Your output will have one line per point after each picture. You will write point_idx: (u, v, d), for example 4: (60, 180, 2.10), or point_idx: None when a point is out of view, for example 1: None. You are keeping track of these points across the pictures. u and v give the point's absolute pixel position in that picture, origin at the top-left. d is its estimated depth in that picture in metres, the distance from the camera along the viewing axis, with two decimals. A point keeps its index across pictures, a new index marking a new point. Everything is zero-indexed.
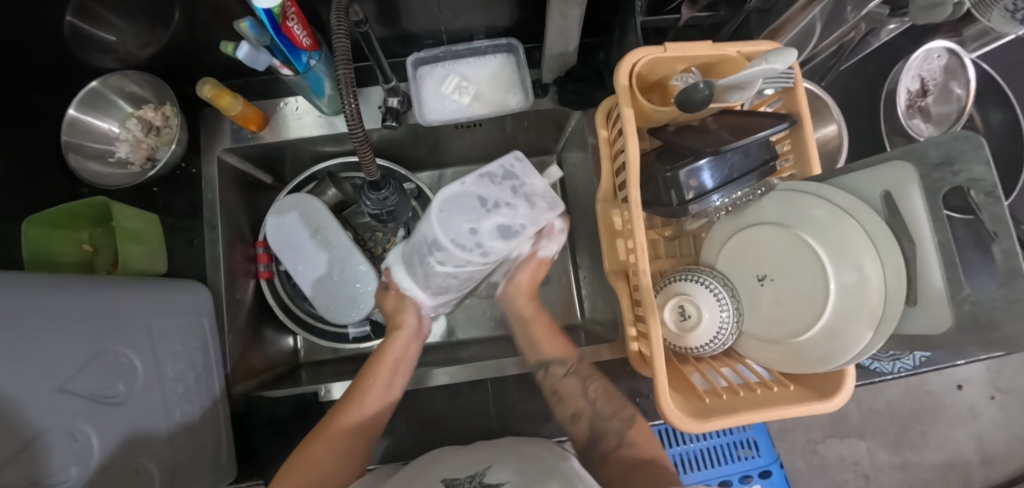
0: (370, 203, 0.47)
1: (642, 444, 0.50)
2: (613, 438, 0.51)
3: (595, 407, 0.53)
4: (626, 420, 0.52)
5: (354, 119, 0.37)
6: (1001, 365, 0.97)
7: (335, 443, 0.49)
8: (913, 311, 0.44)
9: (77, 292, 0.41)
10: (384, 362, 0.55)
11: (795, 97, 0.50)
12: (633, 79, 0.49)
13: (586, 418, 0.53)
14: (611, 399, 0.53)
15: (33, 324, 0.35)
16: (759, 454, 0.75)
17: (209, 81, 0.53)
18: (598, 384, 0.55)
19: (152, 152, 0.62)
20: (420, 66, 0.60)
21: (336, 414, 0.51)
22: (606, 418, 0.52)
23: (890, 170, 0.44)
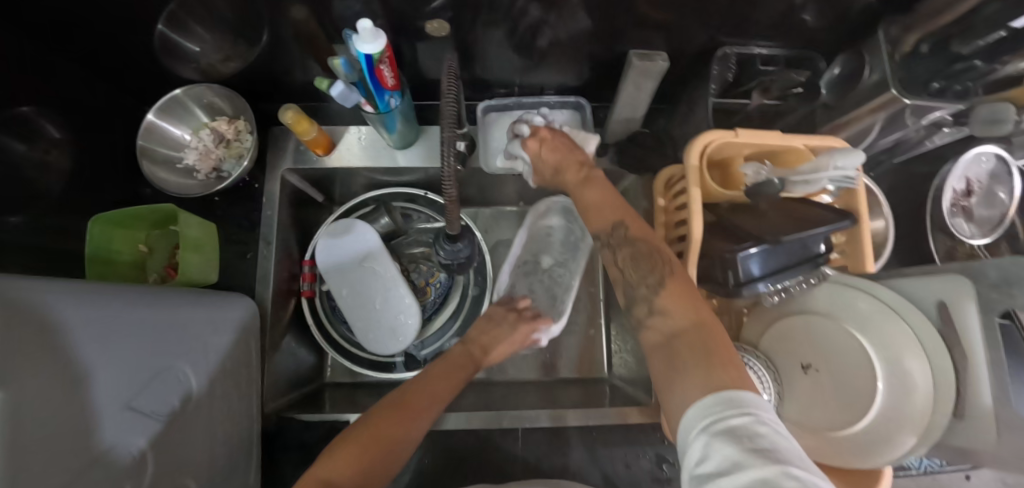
0: (443, 252, 0.45)
1: (676, 312, 0.42)
2: (645, 306, 0.44)
3: (626, 276, 0.47)
4: (655, 289, 0.44)
5: (448, 174, 0.37)
6: None
7: (401, 419, 0.47)
8: (959, 424, 0.43)
9: (147, 309, 0.42)
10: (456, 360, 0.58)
11: (856, 198, 0.52)
12: (702, 159, 0.51)
13: (621, 287, 0.48)
14: (641, 266, 0.46)
15: (104, 337, 0.36)
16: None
17: (291, 108, 0.55)
18: (629, 251, 0.47)
19: (219, 162, 0.63)
20: (489, 113, 0.63)
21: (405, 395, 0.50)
22: (635, 287, 0.46)
23: (947, 282, 0.45)
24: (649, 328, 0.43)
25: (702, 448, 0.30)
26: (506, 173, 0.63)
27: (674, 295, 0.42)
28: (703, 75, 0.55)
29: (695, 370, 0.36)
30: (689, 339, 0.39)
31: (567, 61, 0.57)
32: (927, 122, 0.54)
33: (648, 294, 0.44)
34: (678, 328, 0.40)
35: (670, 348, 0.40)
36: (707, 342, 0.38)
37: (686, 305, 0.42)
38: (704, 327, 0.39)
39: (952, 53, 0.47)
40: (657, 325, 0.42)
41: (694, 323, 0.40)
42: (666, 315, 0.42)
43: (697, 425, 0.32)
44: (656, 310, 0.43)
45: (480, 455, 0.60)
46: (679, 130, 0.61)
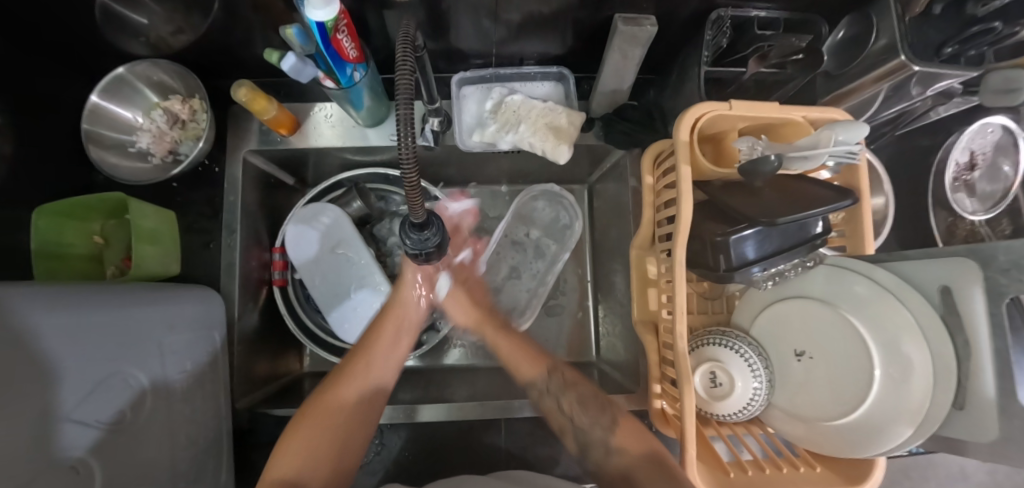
0: (408, 243, 0.41)
1: (630, 448, 0.49)
2: (601, 449, 0.50)
3: (576, 421, 0.53)
4: (609, 429, 0.51)
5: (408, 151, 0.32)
6: None
7: (352, 389, 0.51)
8: (957, 414, 0.42)
9: (85, 311, 0.39)
10: (389, 319, 0.57)
11: (856, 174, 0.48)
12: (693, 134, 0.47)
13: (572, 432, 0.53)
14: (590, 407, 0.53)
15: (56, 344, 0.35)
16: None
17: (245, 84, 0.50)
18: (574, 395, 0.54)
19: (175, 145, 0.59)
20: (466, 86, 0.58)
21: (345, 367, 0.52)
22: (586, 431, 0.52)
23: (951, 265, 0.43)
24: (610, 469, 0.49)
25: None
26: (484, 149, 0.57)
27: (626, 431, 0.50)
28: (695, 42, 0.50)
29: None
30: (649, 468, 0.46)
31: (548, 29, 0.52)
32: (933, 92, 0.50)
33: (604, 436, 0.51)
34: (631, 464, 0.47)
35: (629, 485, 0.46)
36: (659, 469, 0.45)
37: (638, 440, 0.49)
38: (656, 455, 0.47)
39: (966, 15, 0.43)
40: (617, 464, 0.48)
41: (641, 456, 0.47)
42: (622, 454, 0.49)
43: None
44: (614, 450, 0.49)
45: (463, 447, 0.60)
46: (670, 103, 0.57)
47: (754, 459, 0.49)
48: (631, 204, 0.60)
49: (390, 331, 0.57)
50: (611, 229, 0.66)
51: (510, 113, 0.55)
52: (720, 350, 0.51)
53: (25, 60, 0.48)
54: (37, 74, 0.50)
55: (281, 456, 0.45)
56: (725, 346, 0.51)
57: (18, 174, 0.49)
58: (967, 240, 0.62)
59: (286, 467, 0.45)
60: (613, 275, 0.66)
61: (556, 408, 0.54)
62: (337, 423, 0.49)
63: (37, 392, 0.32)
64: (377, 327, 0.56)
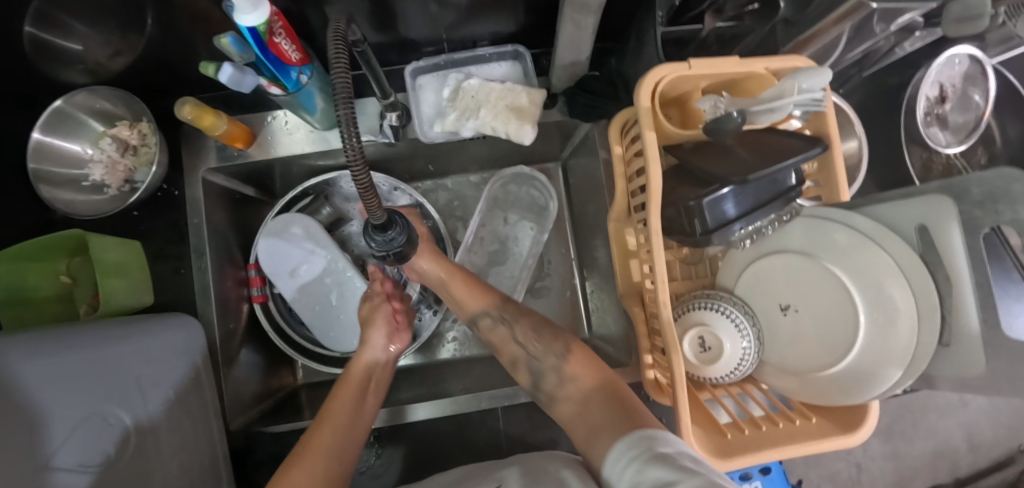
0: (374, 245, 0.40)
1: (584, 377, 0.45)
2: (554, 379, 0.46)
3: (527, 349, 0.49)
4: (562, 359, 0.47)
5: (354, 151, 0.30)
6: None
7: (319, 460, 0.40)
8: (945, 351, 0.42)
9: (45, 361, 0.38)
10: (351, 377, 0.49)
11: (823, 120, 0.47)
12: (655, 99, 0.46)
13: (523, 363, 0.49)
14: (540, 337, 0.49)
15: (17, 396, 0.34)
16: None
17: (189, 100, 0.49)
18: (525, 326, 0.50)
19: (130, 173, 0.57)
20: (421, 76, 0.56)
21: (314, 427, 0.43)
22: (538, 358, 0.48)
23: (925, 202, 0.42)
24: (564, 399, 0.45)
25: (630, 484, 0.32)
26: (448, 139, 0.56)
27: (579, 361, 0.46)
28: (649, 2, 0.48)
29: (602, 432, 0.39)
30: (597, 399, 0.43)
31: (496, 6, 0.50)
32: (895, 28, 0.49)
33: (557, 363, 0.46)
34: (585, 392, 0.44)
35: (585, 418, 0.42)
36: (616, 400, 0.42)
37: (588, 368, 0.46)
38: (607, 384, 0.44)
39: None
40: (570, 395, 0.45)
41: (595, 388, 0.44)
42: (575, 383, 0.45)
43: (622, 467, 0.34)
44: (565, 379, 0.45)
45: (464, 439, 0.60)
46: (631, 69, 0.55)
47: (750, 417, 0.50)
48: (604, 177, 0.59)
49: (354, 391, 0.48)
50: (589, 205, 0.65)
51: (468, 99, 0.53)
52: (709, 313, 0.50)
53: None
54: None
55: None
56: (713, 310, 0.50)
57: None
58: (943, 175, 0.62)
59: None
60: (596, 250, 0.65)
61: (507, 340, 0.51)
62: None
63: (7, 450, 0.31)
64: (339, 391, 0.48)
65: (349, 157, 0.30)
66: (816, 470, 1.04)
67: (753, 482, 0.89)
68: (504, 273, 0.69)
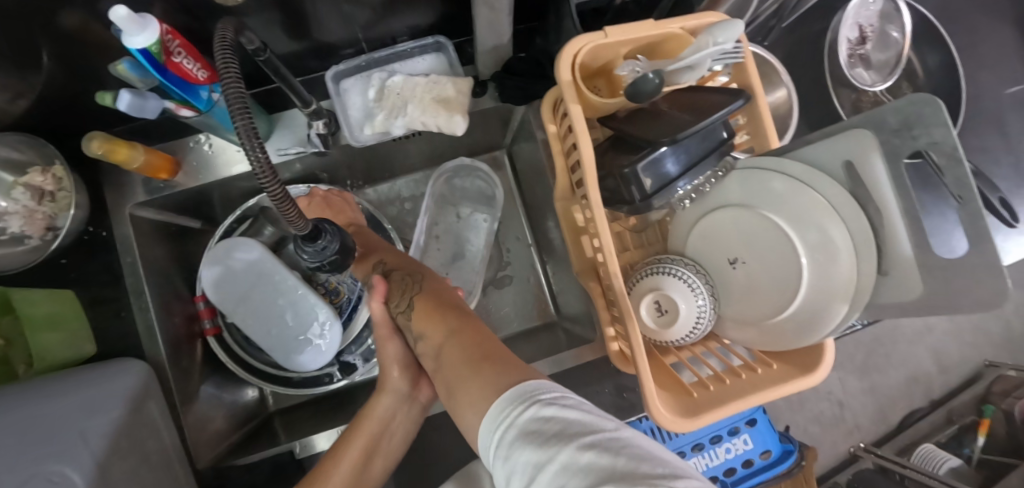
0: (307, 257, 0.38)
1: (431, 331, 0.45)
2: (413, 337, 0.47)
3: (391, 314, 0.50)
4: (409, 313, 0.48)
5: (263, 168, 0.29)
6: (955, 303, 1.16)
7: None
8: (884, 279, 0.44)
9: None
10: (360, 432, 0.48)
11: (745, 71, 0.47)
12: (576, 71, 0.45)
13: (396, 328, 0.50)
14: (400, 292, 0.50)
15: None
16: (752, 445, 0.92)
17: (96, 134, 0.46)
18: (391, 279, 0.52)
19: (51, 220, 0.53)
20: (343, 80, 0.54)
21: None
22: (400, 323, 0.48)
23: (849, 138, 0.43)
24: (423, 355, 0.45)
25: (501, 462, 0.28)
26: (380, 140, 0.54)
27: (423, 316, 0.46)
28: None
29: (464, 382, 0.36)
30: (449, 346, 0.41)
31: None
32: None
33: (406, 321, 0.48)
34: (438, 344, 0.43)
35: (438, 362, 0.42)
36: (466, 341, 0.40)
37: (434, 319, 0.45)
38: (457, 328, 0.43)
39: None
40: (426, 351, 0.45)
41: (445, 334, 0.43)
42: (427, 338, 0.45)
43: (495, 437, 0.30)
44: (417, 338, 0.46)
45: None
46: (556, 46, 0.54)
47: (714, 374, 0.50)
48: (545, 158, 0.58)
49: (361, 446, 0.48)
50: (536, 188, 0.65)
51: (394, 96, 0.52)
52: (663, 278, 0.50)
53: None
54: None
55: None
56: (667, 274, 0.50)
57: None
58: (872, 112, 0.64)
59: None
60: (550, 232, 0.65)
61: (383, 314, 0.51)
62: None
63: None
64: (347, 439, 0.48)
65: (259, 173, 0.29)
66: (802, 412, 1.11)
67: (742, 435, 0.92)
68: (463, 268, 0.68)
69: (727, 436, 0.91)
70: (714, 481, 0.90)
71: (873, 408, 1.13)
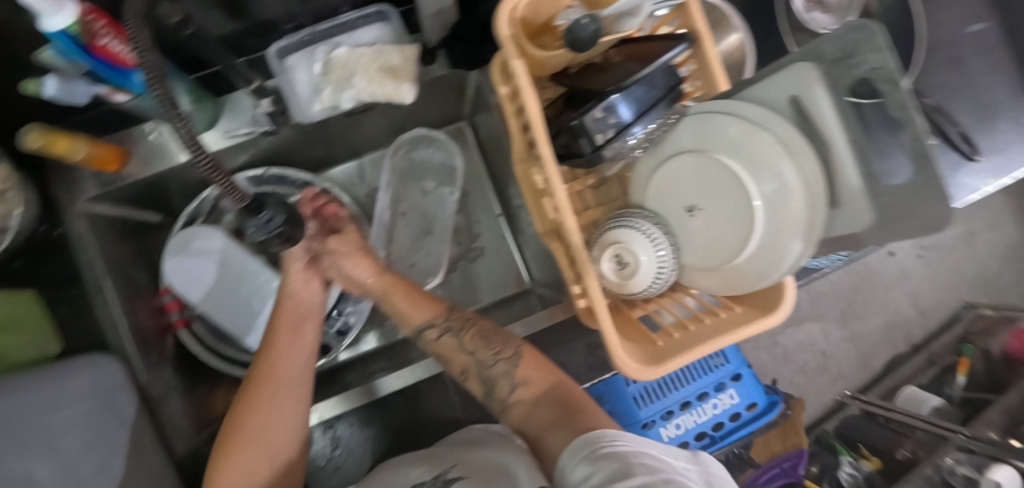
0: (252, 230, 0.38)
1: (535, 379, 0.47)
2: (506, 381, 0.47)
3: (478, 357, 0.48)
4: (513, 361, 0.47)
5: None
6: (931, 248, 1.18)
7: (268, 399, 0.45)
8: (835, 212, 0.44)
9: None
10: (287, 313, 0.52)
11: (688, 15, 0.47)
12: (517, 26, 0.44)
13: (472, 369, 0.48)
14: (491, 341, 0.49)
15: None
16: (737, 399, 0.94)
17: (34, 127, 0.44)
18: (476, 330, 0.49)
19: (2, 221, 0.48)
20: (287, 57, 0.52)
21: (263, 372, 0.47)
22: (490, 366, 0.47)
23: (793, 72, 0.42)
24: (515, 404, 0.46)
25: (586, 469, 0.35)
26: (332, 115, 0.54)
27: (530, 363, 0.48)
28: None
29: (557, 428, 0.42)
30: (550, 401, 0.45)
31: None
32: None
33: (508, 368, 0.47)
34: (538, 395, 0.46)
35: (535, 414, 0.45)
36: (564, 401, 0.44)
37: (540, 371, 0.47)
38: (559, 385, 0.47)
39: None
40: (523, 397, 0.46)
41: (550, 387, 0.46)
42: (528, 385, 0.46)
43: (580, 454, 0.37)
44: (517, 383, 0.46)
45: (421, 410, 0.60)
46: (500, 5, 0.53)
47: (680, 322, 0.51)
48: (502, 123, 0.58)
49: (289, 323, 0.52)
50: (498, 155, 0.65)
51: (341, 68, 0.51)
52: (624, 231, 0.50)
53: None
54: None
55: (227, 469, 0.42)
56: (627, 227, 0.50)
57: None
58: None
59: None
60: (515, 199, 0.65)
61: (456, 349, 0.49)
62: (279, 435, 0.45)
63: None
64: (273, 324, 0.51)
65: None
66: (788, 365, 1.12)
67: (728, 390, 0.93)
68: (433, 241, 0.68)
69: (713, 393, 0.93)
70: (702, 435, 0.92)
71: (856, 356, 1.15)
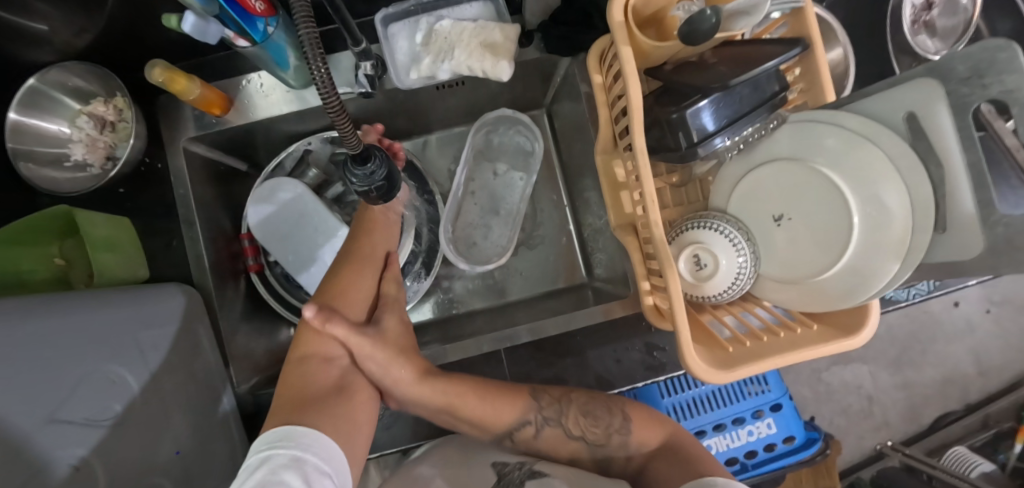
0: (354, 180, 0.39)
1: (648, 438, 0.53)
2: (625, 449, 0.53)
3: (588, 440, 0.53)
4: (628, 428, 0.52)
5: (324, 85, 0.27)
6: (1003, 304, 1.10)
7: (365, 269, 0.51)
8: (942, 237, 0.42)
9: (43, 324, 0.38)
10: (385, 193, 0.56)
11: (803, 20, 0.46)
12: (628, 15, 0.44)
13: (581, 445, 0.54)
14: (598, 424, 0.52)
15: (37, 361, 0.34)
16: (775, 430, 0.90)
17: (158, 63, 0.48)
18: (579, 413, 0.53)
19: (111, 149, 0.56)
20: (391, 24, 0.54)
21: (353, 250, 0.51)
22: (603, 444, 0.53)
23: (912, 89, 0.41)
24: (630, 455, 0.53)
25: None
26: (425, 86, 0.55)
27: (642, 425, 0.53)
28: None
29: (671, 467, 0.50)
30: (665, 457, 0.52)
31: None
32: None
33: (624, 439, 0.52)
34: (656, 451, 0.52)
35: (650, 467, 0.52)
36: (679, 452, 0.51)
37: (654, 428, 0.53)
38: (673, 437, 0.53)
39: None
40: (638, 454, 0.53)
41: (665, 443, 0.53)
42: (644, 446, 0.52)
43: None
44: (635, 448, 0.53)
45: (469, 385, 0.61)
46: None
47: (751, 332, 0.49)
48: (588, 112, 0.58)
49: (393, 201, 0.56)
50: (575, 145, 0.65)
51: (441, 40, 0.53)
52: (705, 232, 0.49)
53: None
54: None
55: (325, 330, 0.46)
56: (709, 229, 0.50)
57: None
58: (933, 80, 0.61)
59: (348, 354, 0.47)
60: (586, 192, 0.65)
61: (563, 439, 0.53)
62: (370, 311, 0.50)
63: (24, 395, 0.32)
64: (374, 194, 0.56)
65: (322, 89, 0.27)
66: (828, 404, 1.08)
67: (766, 419, 0.90)
68: (498, 223, 0.69)
69: (750, 420, 0.90)
70: (733, 461, 0.89)
71: (903, 407, 1.09)
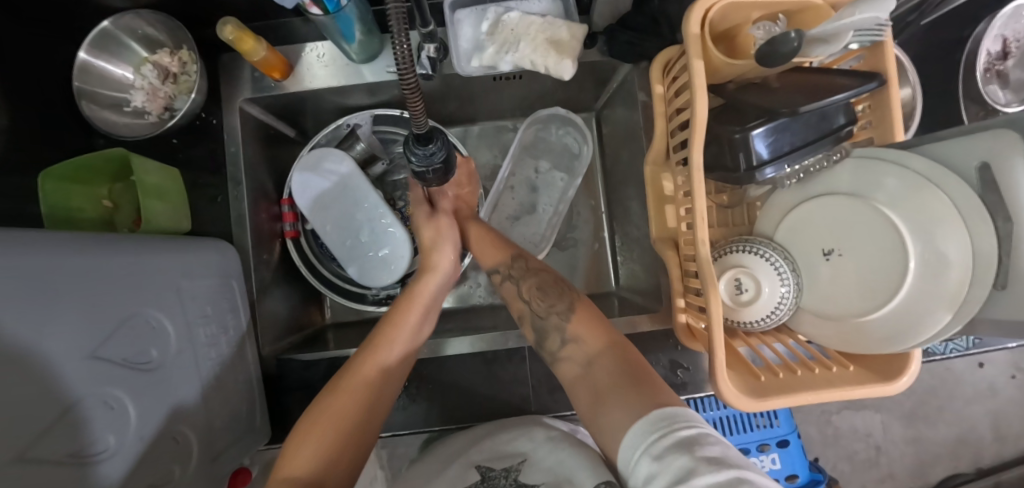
0: (413, 159, 0.39)
1: (586, 339, 0.48)
2: (556, 335, 0.49)
3: (533, 306, 0.53)
4: (564, 316, 0.50)
5: (405, 63, 0.26)
6: None
7: (370, 383, 0.47)
8: (1001, 295, 0.39)
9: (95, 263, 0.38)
10: (416, 303, 0.56)
11: (881, 55, 0.45)
12: (704, 28, 0.43)
13: (528, 319, 0.52)
14: (546, 297, 0.52)
15: (95, 296, 0.35)
16: (779, 466, 0.88)
17: (230, 21, 0.48)
18: (534, 282, 0.54)
19: (169, 101, 0.57)
20: (459, 10, 0.54)
21: (369, 354, 0.49)
22: (543, 317, 0.51)
23: (991, 138, 0.39)
24: (564, 359, 0.48)
25: (650, 466, 0.33)
26: (485, 75, 0.55)
27: (582, 322, 0.49)
28: None
29: (610, 400, 0.41)
30: (601, 359, 0.46)
31: None
32: None
33: (560, 322, 0.50)
34: (590, 353, 0.46)
35: (588, 372, 0.45)
36: (623, 362, 0.44)
37: (594, 333, 0.48)
38: (615, 347, 0.46)
39: None
40: (571, 354, 0.48)
41: (605, 348, 0.47)
42: (578, 343, 0.48)
43: (643, 445, 0.35)
44: (569, 339, 0.49)
45: (487, 377, 0.61)
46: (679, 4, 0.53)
47: (784, 363, 0.48)
48: (642, 121, 0.58)
49: (417, 310, 0.55)
50: (621, 152, 0.65)
51: (508, 32, 0.53)
52: (748, 256, 0.49)
53: (36, 36, 0.47)
54: (44, 44, 0.49)
55: (307, 442, 0.42)
56: (753, 253, 0.49)
57: (44, 146, 0.49)
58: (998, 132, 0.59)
59: (340, 475, 0.42)
60: (627, 200, 0.65)
61: (516, 296, 0.55)
62: (365, 428, 0.45)
63: (79, 328, 0.33)
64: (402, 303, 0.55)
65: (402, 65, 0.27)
66: (834, 448, 1.05)
67: (771, 453, 0.88)
68: (533, 221, 0.69)
69: (754, 452, 0.88)
70: None
71: (910, 462, 1.06)
